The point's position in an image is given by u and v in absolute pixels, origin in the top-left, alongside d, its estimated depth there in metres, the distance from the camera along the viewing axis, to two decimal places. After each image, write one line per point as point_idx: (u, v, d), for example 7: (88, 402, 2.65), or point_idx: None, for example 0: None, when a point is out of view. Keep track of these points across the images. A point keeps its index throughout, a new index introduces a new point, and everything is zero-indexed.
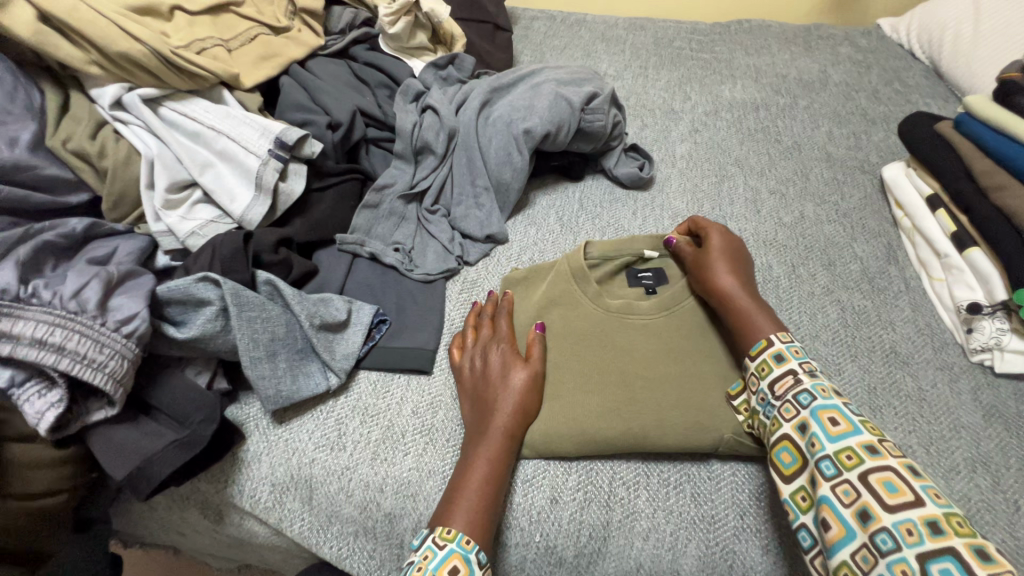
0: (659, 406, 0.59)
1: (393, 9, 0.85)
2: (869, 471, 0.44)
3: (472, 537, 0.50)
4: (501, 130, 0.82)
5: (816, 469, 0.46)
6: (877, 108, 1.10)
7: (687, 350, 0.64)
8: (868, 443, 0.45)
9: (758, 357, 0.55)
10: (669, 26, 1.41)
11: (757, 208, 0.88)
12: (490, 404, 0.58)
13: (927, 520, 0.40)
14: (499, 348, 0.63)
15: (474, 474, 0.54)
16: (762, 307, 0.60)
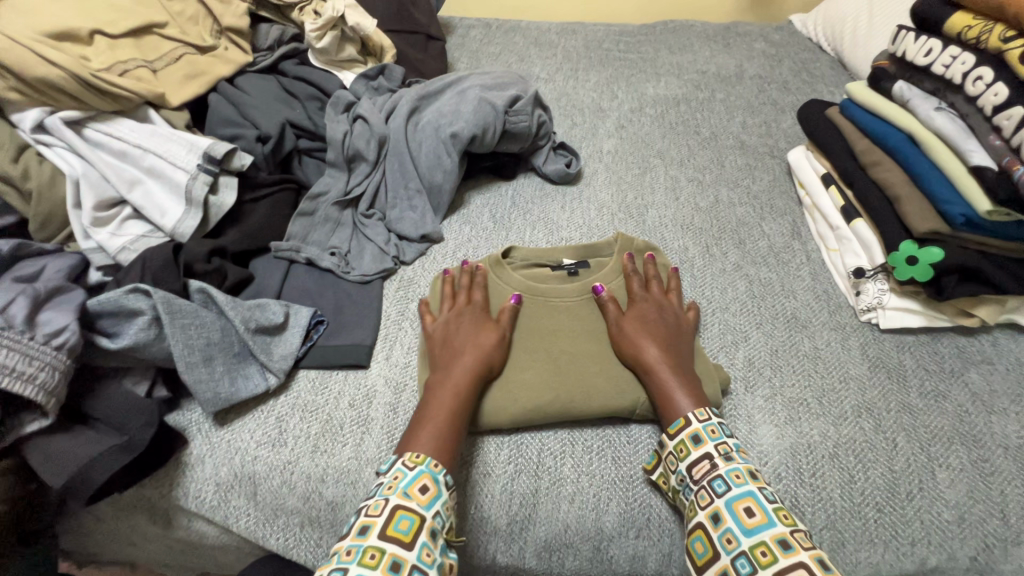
0: (584, 374, 0.65)
1: (318, 25, 0.89)
2: (743, 506, 0.52)
3: (438, 461, 0.55)
4: (430, 135, 0.87)
5: (708, 489, 0.54)
6: (787, 98, 1.19)
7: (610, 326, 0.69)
8: (736, 474, 0.54)
9: (676, 436, 0.58)
10: (599, 30, 1.48)
11: (676, 195, 0.95)
12: (457, 356, 0.63)
13: (778, 541, 0.49)
14: (462, 313, 0.68)
15: (438, 412, 0.58)
16: (686, 383, 0.62)
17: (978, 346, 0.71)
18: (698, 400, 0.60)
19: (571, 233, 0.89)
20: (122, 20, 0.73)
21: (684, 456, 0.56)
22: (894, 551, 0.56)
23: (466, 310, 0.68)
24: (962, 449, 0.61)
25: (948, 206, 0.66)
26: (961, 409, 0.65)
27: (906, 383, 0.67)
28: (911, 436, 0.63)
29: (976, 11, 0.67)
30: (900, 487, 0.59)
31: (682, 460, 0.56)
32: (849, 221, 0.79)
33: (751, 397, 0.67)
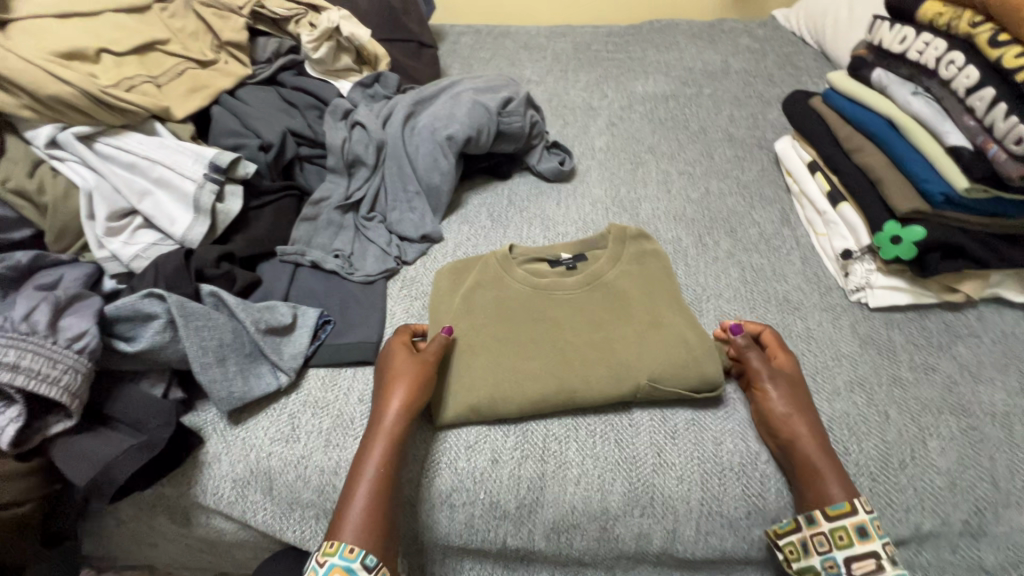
0: (586, 363, 0.67)
1: (314, 36, 0.92)
2: (832, 548, 0.55)
3: (355, 545, 0.55)
4: (427, 138, 0.90)
5: (855, 528, 0.55)
6: (772, 90, 1.22)
7: (608, 315, 0.72)
8: (822, 541, 0.55)
9: (836, 521, 0.55)
10: (586, 32, 1.51)
11: (668, 188, 0.98)
12: (379, 409, 0.62)
13: (857, 528, 0.55)
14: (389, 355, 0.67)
15: (358, 488, 0.58)
16: (834, 467, 0.58)
17: (964, 320, 0.73)
18: (845, 488, 0.57)
19: (567, 228, 0.91)
20: (126, 38, 0.76)
21: (805, 560, 0.56)
22: (889, 517, 0.59)
23: (391, 354, 0.67)
24: (951, 418, 0.64)
25: (926, 184, 0.69)
26: (950, 380, 0.67)
27: (896, 359, 0.70)
28: (903, 409, 0.65)
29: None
30: (893, 456, 0.61)
31: (797, 564, 0.57)
32: (835, 205, 0.82)
33: None
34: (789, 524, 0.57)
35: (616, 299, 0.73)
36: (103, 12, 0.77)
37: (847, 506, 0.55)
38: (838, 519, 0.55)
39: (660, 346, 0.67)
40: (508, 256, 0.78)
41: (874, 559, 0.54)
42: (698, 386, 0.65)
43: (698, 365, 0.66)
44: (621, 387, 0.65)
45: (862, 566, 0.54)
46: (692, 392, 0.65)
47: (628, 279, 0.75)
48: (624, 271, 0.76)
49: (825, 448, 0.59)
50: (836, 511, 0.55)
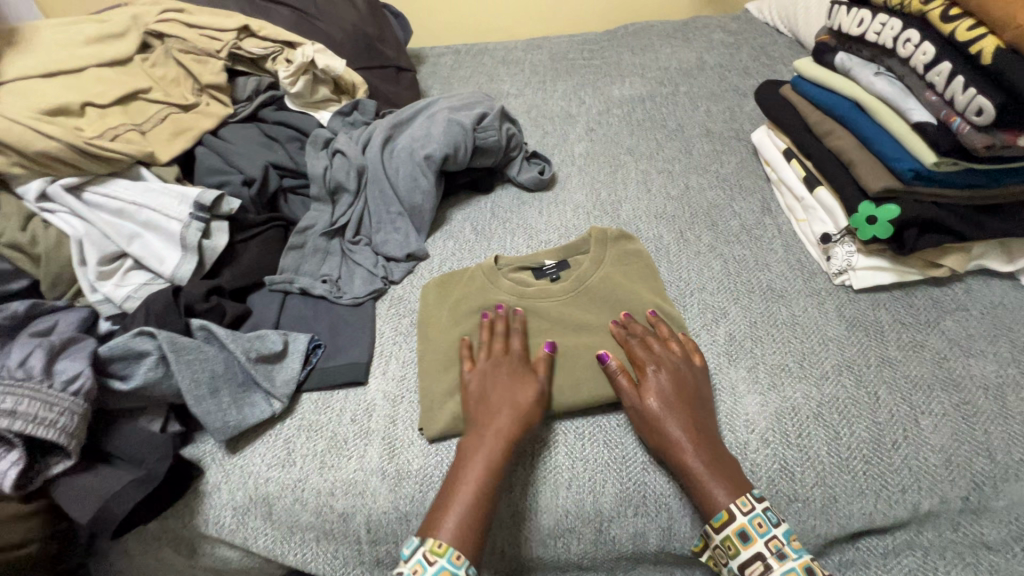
0: (575, 368, 0.67)
1: (291, 71, 0.95)
2: (731, 557, 0.55)
3: (461, 552, 0.54)
4: (406, 159, 0.92)
5: (737, 538, 0.54)
6: (748, 82, 1.23)
7: (596, 318, 0.73)
8: (721, 551, 0.56)
9: (721, 531, 0.55)
10: (562, 41, 1.54)
11: (648, 188, 0.98)
12: (483, 419, 0.62)
13: (739, 533, 0.54)
14: (512, 377, 0.65)
15: (460, 489, 0.57)
16: (716, 470, 0.57)
17: (951, 295, 0.73)
18: (733, 487, 0.56)
19: (550, 235, 0.92)
20: (110, 90, 0.80)
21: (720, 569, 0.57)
22: (886, 500, 0.58)
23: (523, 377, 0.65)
24: (943, 394, 0.63)
25: (897, 162, 0.69)
26: (939, 355, 0.66)
27: (883, 339, 0.69)
28: (893, 389, 0.64)
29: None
30: (886, 437, 0.61)
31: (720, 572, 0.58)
32: (812, 189, 0.83)
33: (734, 368, 0.69)
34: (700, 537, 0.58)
35: (595, 300, 0.75)
36: (87, 67, 0.81)
37: (724, 515, 0.55)
38: (720, 530, 0.55)
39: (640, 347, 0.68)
40: (494, 267, 0.79)
41: (760, 562, 0.53)
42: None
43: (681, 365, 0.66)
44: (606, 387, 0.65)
45: (754, 571, 0.53)
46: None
47: (611, 279, 0.77)
48: (605, 276, 0.77)
49: (710, 458, 0.58)
50: (718, 522, 0.55)
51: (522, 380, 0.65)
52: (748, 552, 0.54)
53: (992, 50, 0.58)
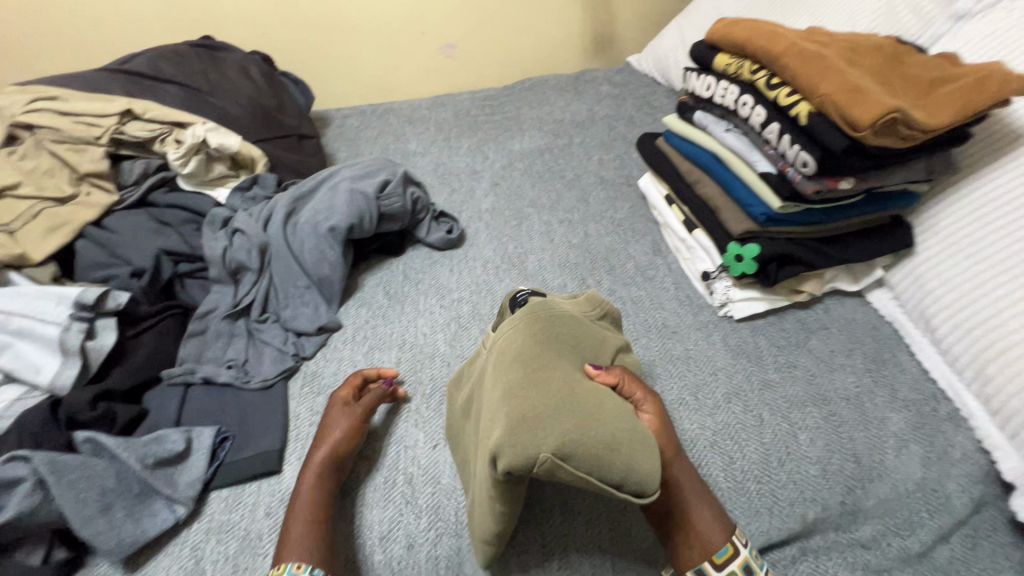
0: (496, 420, 0.52)
1: (181, 152, 0.93)
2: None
3: (301, 561, 0.57)
4: (310, 233, 0.93)
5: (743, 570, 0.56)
6: (634, 130, 1.34)
7: (549, 360, 0.57)
8: None
9: (724, 566, 0.56)
10: (464, 98, 1.61)
11: (551, 238, 1.04)
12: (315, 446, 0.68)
13: (744, 567, 0.56)
14: (337, 408, 0.73)
15: (299, 512, 0.62)
16: (715, 511, 0.59)
17: (814, 315, 0.82)
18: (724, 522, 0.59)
19: (462, 293, 0.95)
20: None
21: None
22: (779, 515, 0.63)
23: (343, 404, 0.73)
24: (814, 409, 0.71)
25: (751, 207, 0.78)
26: (809, 373, 0.75)
27: (762, 362, 0.77)
28: (773, 409, 0.71)
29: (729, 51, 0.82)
30: (772, 457, 0.67)
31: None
32: (691, 231, 0.92)
33: None
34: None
35: (545, 336, 0.61)
36: None
37: (730, 548, 0.57)
38: (725, 565, 0.56)
39: (587, 409, 0.52)
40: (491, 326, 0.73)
41: None
42: (617, 480, 0.49)
43: (640, 449, 0.51)
44: (517, 454, 0.48)
45: None
46: (606, 481, 0.50)
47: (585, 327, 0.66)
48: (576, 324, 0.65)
49: (707, 499, 0.60)
50: (723, 558, 0.56)
51: (341, 412, 0.72)
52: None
53: (806, 113, 0.68)
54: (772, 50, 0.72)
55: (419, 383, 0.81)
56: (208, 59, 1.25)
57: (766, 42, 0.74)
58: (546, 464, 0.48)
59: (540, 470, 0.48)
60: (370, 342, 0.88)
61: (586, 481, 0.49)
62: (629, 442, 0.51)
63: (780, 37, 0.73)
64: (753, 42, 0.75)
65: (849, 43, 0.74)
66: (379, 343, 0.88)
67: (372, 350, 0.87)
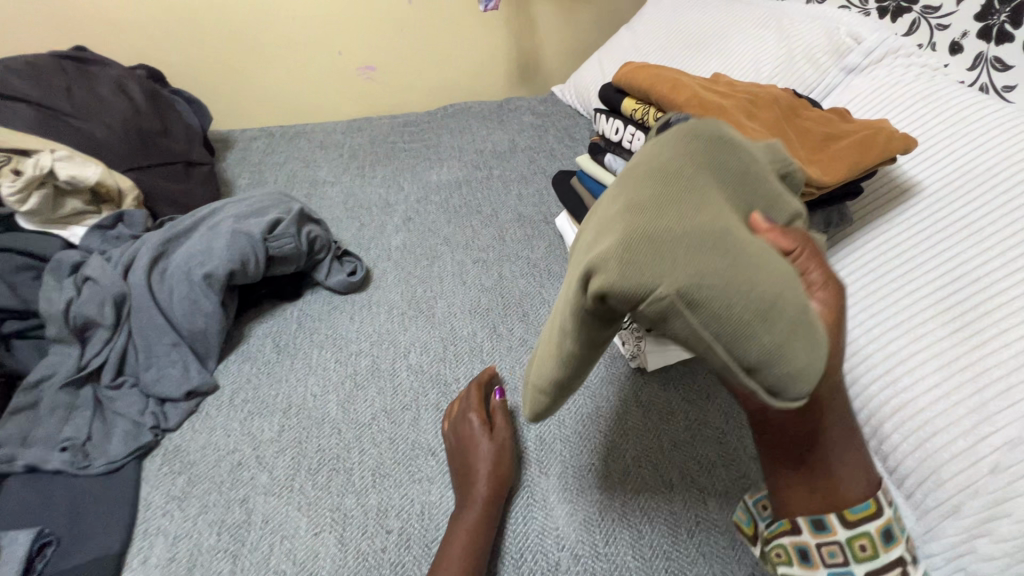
0: (601, 234, 0.40)
1: (19, 186, 0.78)
2: (849, 560, 0.48)
3: None
4: (180, 280, 0.81)
5: (880, 536, 0.48)
6: (555, 164, 1.32)
7: (703, 185, 0.41)
8: (838, 550, 0.49)
9: (858, 525, 0.49)
10: (383, 123, 1.53)
11: (463, 280, 0.98)
12: (467, 475, 0.65)
13: (883, 532, 0.48)
14: (468, 426, 0.68)
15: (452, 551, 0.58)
16: (860, 462, 0.51)
17: None
18: (865, 483, 0.51)
19: (361, 344, 0.86)
20: None
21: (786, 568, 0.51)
22: None
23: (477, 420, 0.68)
24: (724, 471, 0.68)
25: None
26: (719, 431, 0.72)
27: (673, 419, 0.73)
28: (683, 472, 0.68)
29: (637, 96, 0.80)
30: (681, 527, 0.63)
31: (785, 564, 0.51)
32: None
33: (545, 477, 0.68)
34: (784, 524, 0.52)
35: (708, 155, 0.43)
36: None
37: (871, 508, 0.49)
38: (858, 523, 0.49)
39: (740, 260, 0.37)
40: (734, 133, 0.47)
41: (900, 567, 0.48)
42: (755, 362, 0.37)
43: (799, 337, 0.38)
44: (621, 280, 0.37)
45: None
46: (737, 359, 0.37)
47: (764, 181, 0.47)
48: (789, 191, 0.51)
49: (853, 445, 0.51)
50: (858, 514, 0.49)
51: (474, 432, 0.67)
52: (881, 559, 0.48)
53: None
54: (674, 100, 0.71)
55: (302, 456, 0.70)
56: (76, 73, 1.09)
57: (669, 91, 0.72)
58: (665, 302, 0.36)
59: (650, 310, 0.37)
60: (250, 406, 0.77)
61: (707, 346, 0.38)
62: (792, 318, 0.38)
63: (682, 85, 0.71)
64: (657, 90, 0.73)
65: (750, 95, 0.74)
66: (260, 407, 0.77)
67: (251, 416, 0.75)
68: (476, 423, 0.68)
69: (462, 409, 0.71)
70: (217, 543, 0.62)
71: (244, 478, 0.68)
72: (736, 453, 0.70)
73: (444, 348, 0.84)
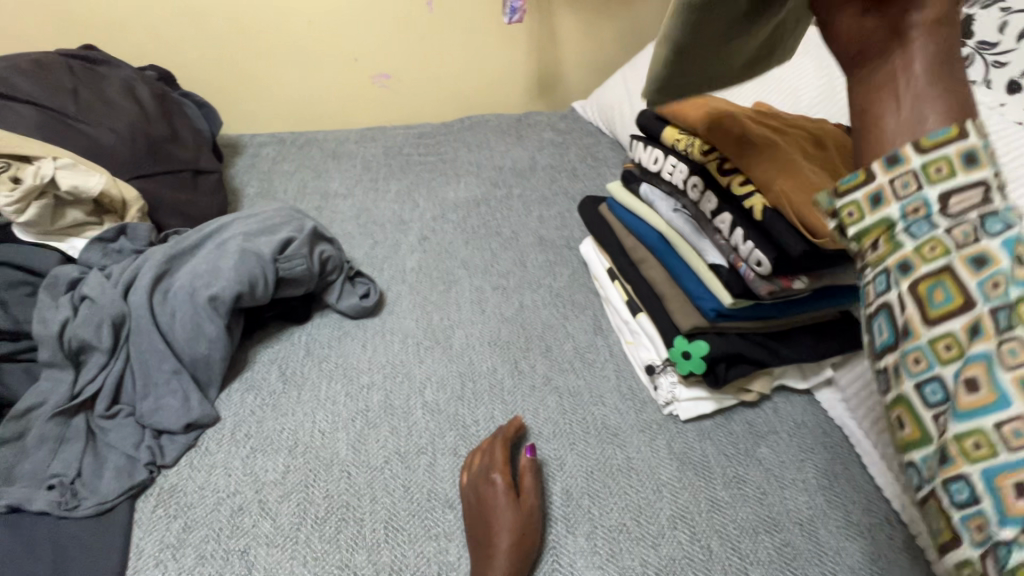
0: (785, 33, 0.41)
1: (16, 197, 0.74)
2: (924, 186, 0.37)
3: None
4: (184, 302, 0.76)
5: (994, 273, 0.35)
6: (576, 184, 1.27)
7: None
8: (909, 180, 0.38)
9: (933, 149, 0.37)
10: (398, 134, 1.48)
11: (481, 308, 0.93)
12: (488, 540, 0.59)
13: (979, 260, 0.35)
14: (489, 486, 0.63)
15: None
16: (942, 65, 0.39)
17: (762, 417, 0.76)
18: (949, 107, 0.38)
19: (373, 376, 0.81)
20: None
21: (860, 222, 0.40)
22: None
23: (500, 480, 0.63)
24: (767, 537, 0.63)
25: (701, 301, 0.72)
26: (760, 491, 0.67)
27: (710, 476, 0.68)
28: (723, 538, 0.63)
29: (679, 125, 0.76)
30: None
31: (861, 227, 0.40)
32: (634, 314, 0.84)
33: (572, 537, 0.63)
34: (856, 175, 0.40)
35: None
36: None
37: (954, 129, 0.37)
38: (936, 147, 0.37)
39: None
40: None
41: (980, 189, 0.36)
42: None
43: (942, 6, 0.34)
44: None
45: (962, 203, 0.37)
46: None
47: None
48: None
49: (942, 72, 0.39)
50: (939, 138, 0.37)
51: (495, 494, 0.62)
52: (968, 180, 0.37)
53: (761, 207, 0.62)
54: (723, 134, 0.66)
55: (309, 502, 0.65)
56: (83, 73, 1.04)
57: (717, 122, 0.67)
58: None
59: None
60: (253, 442, 0.71)
61: None
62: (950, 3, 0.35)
63: (732, 119, 0.67)
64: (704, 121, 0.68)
65: (806, 130, 0.69)
66: (264, 443, 0.71)
67: (254, 454, 0.70)
68: (500, 484, 0.62)
69: (486, 466, 0.66)
70: None
71: (245, 526, 0.63)
72: (844, 473, 0.69)
73: (462, 384, 0.79)
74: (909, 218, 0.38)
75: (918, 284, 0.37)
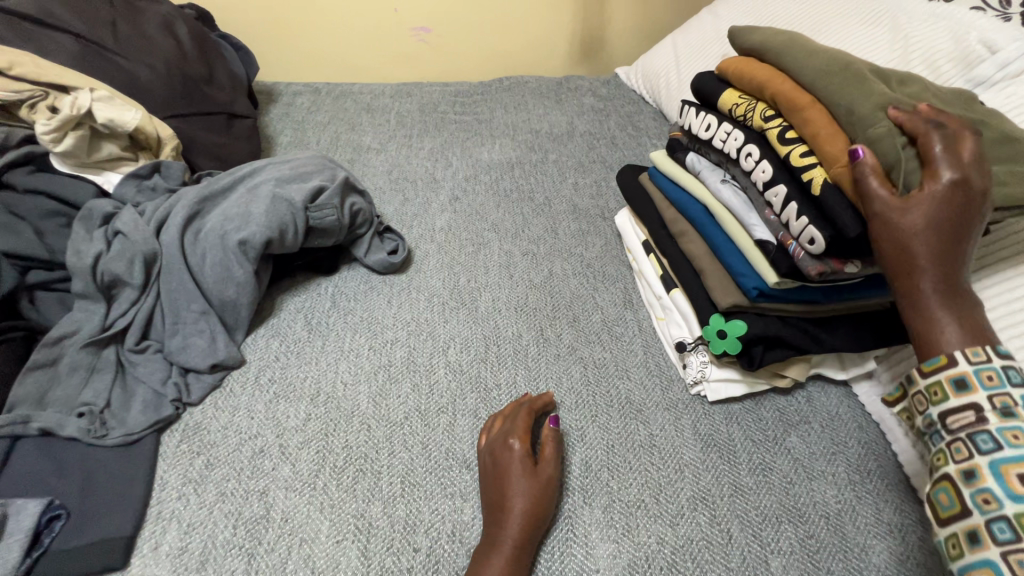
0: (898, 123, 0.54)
1: (54, 126, 0.73)
2: (928, 405, 0.48)
3: None
4: (214, 244, 0.76)
5: (984, 527, 0.43)
6: (615, 153, 1.22)
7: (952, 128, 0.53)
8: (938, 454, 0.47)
9: (931, 375, 0.48)
10: (434, 90, 1.44)
11: (510, 272, 0.90)
12: (500, 507, 0.58)
13: (970, 531, 0.43)
14: (506, 454, 0.62)
15: None
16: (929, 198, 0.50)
17: (795, 405, 0.73)
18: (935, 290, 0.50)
19: (398, 332, 0.80)
20: None
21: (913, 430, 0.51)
22: None
23: (519, 450, 0.62)
24: (790, 527, 0.61)
25: (743, 279, 0.68)
26: (786, 481, 0.64)
27: (735, 461, 0.66)
28: (745, 524, 0.61)
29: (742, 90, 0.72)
30: None
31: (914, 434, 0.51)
32: (668, 289, 0.81)
33: (588, 509, 0.62)
34: (938, 359, 0.47)
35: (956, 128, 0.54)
36: None
37: (942, 358, 0.47)
38: (947, 518, 0.45)
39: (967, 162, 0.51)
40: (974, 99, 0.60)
41: (974, 413, 0.45)
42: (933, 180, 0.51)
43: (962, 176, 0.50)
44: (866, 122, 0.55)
45: (961, 417, 0.45)
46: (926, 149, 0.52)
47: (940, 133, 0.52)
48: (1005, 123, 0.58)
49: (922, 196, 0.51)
50: (931, 365, 0.48)
51: (512, 462, 0.61)
52: (965, 397, 0.46)
53: (821, 181, 0.58)
54: (794, 99, 0.63)
55: (328, 451, 0.65)
56: (123, 6, 1.03)
57: (789, 86, 0.64)
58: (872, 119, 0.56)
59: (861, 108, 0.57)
60: (276, 388, 0.72)
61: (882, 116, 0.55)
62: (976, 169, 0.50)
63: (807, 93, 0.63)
64: (775, 83, 0.65)
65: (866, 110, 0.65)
66: (286, 389, 0.72)
67: (276, 400, 0.70)
68: (518, 452, 0.61)
69: (505, 431, 0.65)
70: (232, 537, 0.58)
71: (266, 468, 0.63)
72: (875, 480, 0.65)
73: (486, 348, 0.78)
74: (929, 429, 0.48)
75: (931, 495, 0.47)
